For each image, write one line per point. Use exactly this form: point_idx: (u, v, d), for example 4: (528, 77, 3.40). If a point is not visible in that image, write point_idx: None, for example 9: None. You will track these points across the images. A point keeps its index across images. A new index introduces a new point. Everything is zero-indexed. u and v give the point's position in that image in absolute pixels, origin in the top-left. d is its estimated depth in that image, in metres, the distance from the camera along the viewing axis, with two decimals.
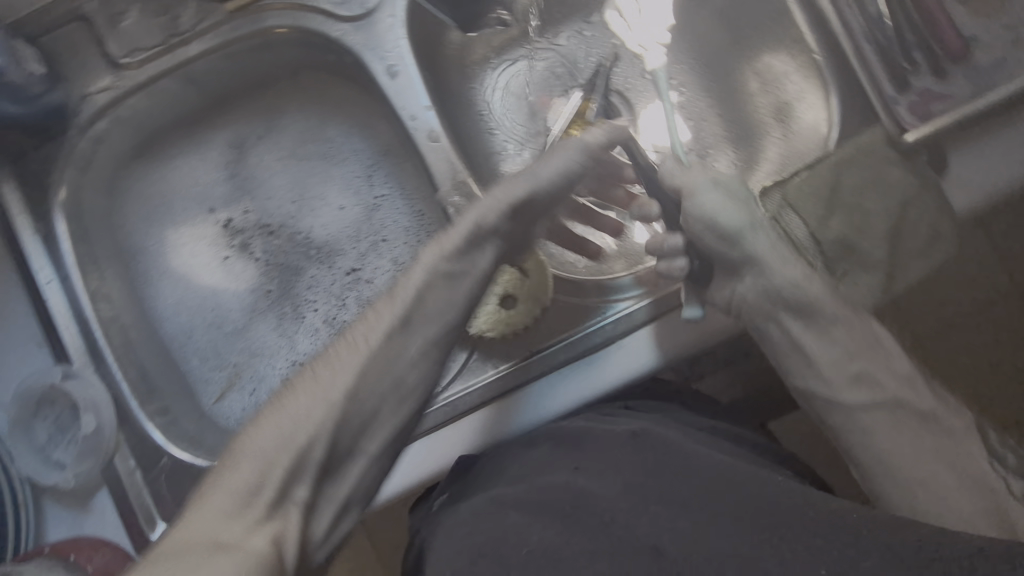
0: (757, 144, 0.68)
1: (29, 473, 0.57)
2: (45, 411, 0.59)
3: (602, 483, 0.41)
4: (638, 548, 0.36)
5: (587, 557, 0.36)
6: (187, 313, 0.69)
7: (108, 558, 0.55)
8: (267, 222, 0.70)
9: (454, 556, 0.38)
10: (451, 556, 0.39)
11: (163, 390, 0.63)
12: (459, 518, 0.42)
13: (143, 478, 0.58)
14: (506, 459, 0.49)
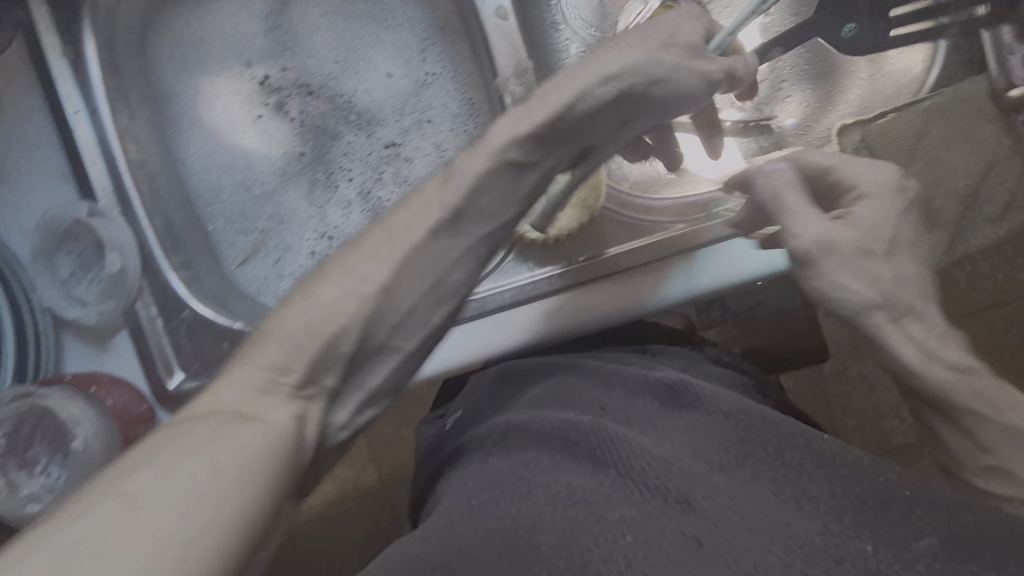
0: (840, 83, 0.61)
1: (50, 305, 0.57)
2: (69, 246, 0.58)
3: (628, 428, 0.40)
4: (667, 495, 0.33)
5: (616, 498, 0.34)
6: (215, 168, 0.66)
7: (124, 399, 0.54)
8: (306, 82, 0.67)
9: (485, 491, 0.37)
10: (478, 493, 0.37)
11: (187, 243, 0.62)
12: (478, 463, 0.42)
13: (164, 328, 0.57)
14: (525, 400, 0.48)
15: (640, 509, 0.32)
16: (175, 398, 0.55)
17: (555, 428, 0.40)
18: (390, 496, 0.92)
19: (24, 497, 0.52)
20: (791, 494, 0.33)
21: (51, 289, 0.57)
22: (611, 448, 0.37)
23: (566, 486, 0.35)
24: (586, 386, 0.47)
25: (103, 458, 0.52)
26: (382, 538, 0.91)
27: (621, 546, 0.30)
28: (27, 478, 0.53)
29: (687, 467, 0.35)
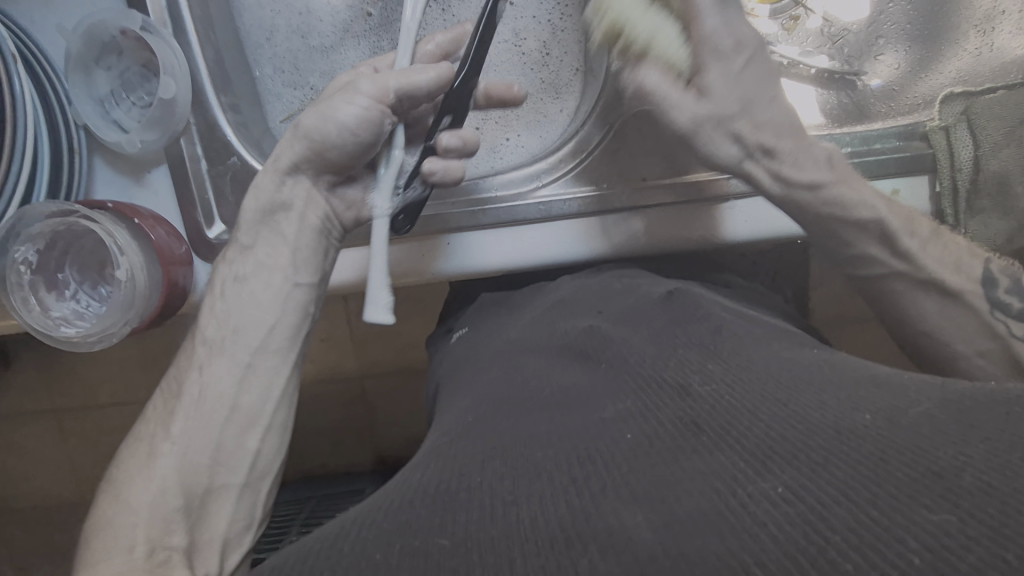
0: (943, 50, 0.62)
1: (85, 123, 0.50)
2: (109, 61, 0.52)
3: (620, 328, 0.42)
4: (664, 387, 0.33)
5: (612, 392, 0.34)
6: (269, 5, 0.60)
7: (167, 236, 0.50)
8: None
9: (494, 398, 0.38)
10: (481, 403, 0.38)
11: (235, 83, 0.56)
12: (481, 373, 0.43)
13: (207, 171, 0.53)
14: (536, 310, 0.50)
15: (632, 401, 0.33)
16: (216, 248, 0.52)
17: (561, 346, 0.42)
18: (367, 387, 0.93)
19: (55, 318, 0.49)
20: (785, 380, 0.32)
21: (87, 102, 0.51)
22: (603, 348, 0.40)
23: (563, 385, 0.37)
24: (592, 298, 0.48)
25: (146, 295, 0.48)
26: (352, 415, 0.95)
27: (620, 425, 0.30)
28: (56, 301, 0.50)
29: (680, 359, 0.36)
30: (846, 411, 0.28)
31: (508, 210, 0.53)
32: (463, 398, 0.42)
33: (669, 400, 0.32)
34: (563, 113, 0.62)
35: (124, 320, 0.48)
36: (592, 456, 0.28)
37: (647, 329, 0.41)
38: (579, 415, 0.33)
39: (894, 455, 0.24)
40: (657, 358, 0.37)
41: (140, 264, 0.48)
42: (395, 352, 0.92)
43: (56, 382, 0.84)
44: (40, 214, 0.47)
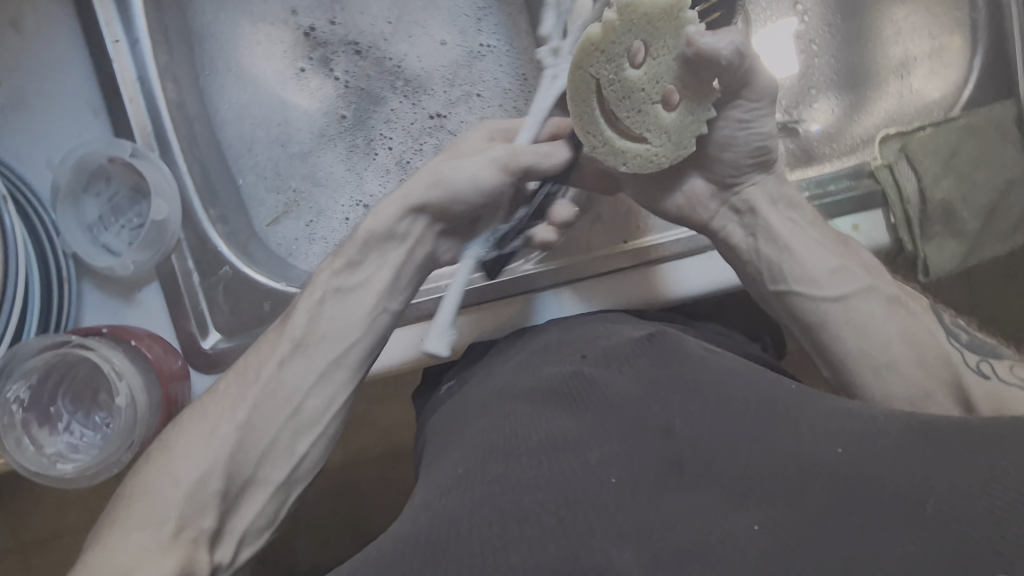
0: (869, 96, 0.67)
1: (76, 251, 0.53)
2: (97, 188, 0.55)
3: (607, 370, 0.40)
4: (646, 425, 0.35)
5: (597, 434, 0.36)
6: (250, 119, 0.64)
7: (164, 353, 0.51)
8: (354, 40, 0.65)
9: (478, 455, 0.37)
10: (467, 459, 0.37)
11: (223, 197, 0.59)
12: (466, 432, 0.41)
13: (199, 284, 0.54)
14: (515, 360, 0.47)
15: (618, 444, 0.35)
16: (210, 357, 0.53)
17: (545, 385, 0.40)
18: (356, 476, 0.91)
19: (51, 455, 0.49)
20: (752, 411, 0.35)
21: (77, 233, 0.54)
22: (590, 395, 0.38)
23: (550, 433, 0.36)
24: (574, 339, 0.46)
25: (144, 418, 0.49)
26: (343, 510, 0.92)
27: (607, 474, 0.33)
28: (50, 436, 0.50)
29: (662, 401, 0.36)
30: (814, 445, 0.32)
31: (491, 287, 0.55)
32: (455, 445, 0.40)
33: (652, 441, 0.35)
34: None
35: (124, 447, 0.48)
36: (590, 521, 0.32)
37: (627, 363, 0.40)
38: (568, 460, 0.35)
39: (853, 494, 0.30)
40: (641, 400, 0.37)
41: (138, 387, 0.49)
42: (378, 436, 0.91)
43: (42, 517, 0.80)
44: (35, 349, 0.48)
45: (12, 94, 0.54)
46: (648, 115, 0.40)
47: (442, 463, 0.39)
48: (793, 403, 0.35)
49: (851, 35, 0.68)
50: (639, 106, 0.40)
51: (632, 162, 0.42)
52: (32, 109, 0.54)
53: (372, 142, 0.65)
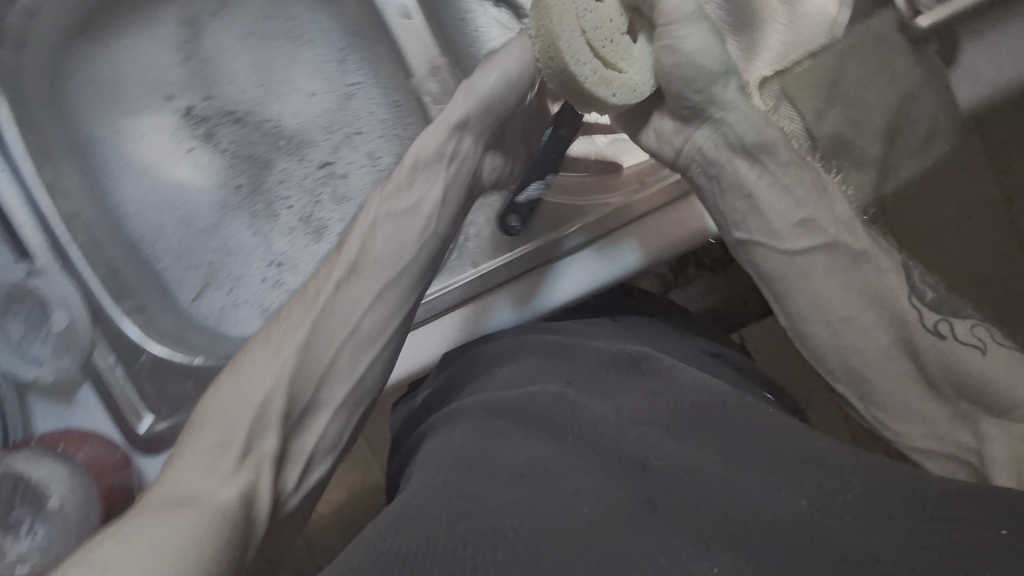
0: (762, 32, 0.64)
1: (7, 369, 0.57)
2: (16, 309, 0.57)
3: (591, 398, 0.43)
4: (623, 460, 0.36)
5: (576, 467, 0.36)
6: (152, 210, 0.66)
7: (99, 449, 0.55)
8: (230, 110, 0.67)
9: (448, 470, 0.39)
10: (435, 477, 0.39)
11: (136, 289, 0.63)
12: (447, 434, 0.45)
13: (125, 374, 0.58)
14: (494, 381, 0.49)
15: (596, 473, 0.35)
16: (149, 441, 0.57)
17: (539, 412, 0.42)
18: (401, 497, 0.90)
19: (14, 561, 0.52)
20: (734, 458, 0.35)
21: (6, 354, 0.57)
22: (572, 417, 0.41)
23: (533, 457, 0.38)
24: (564, 364, 0.48)
25: (83, 513, 0.52)
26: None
27: (585, 500, 0.33)
28: (15, 541, 0.53)
29: (639, 432, 0.38)
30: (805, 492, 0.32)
31: None
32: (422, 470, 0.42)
33: (629, 478, 0.35)
34: None
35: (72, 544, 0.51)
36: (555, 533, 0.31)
37: (615, 405, 0.42)
38: (549, 486, 0.35)
39: (796, 516, 0.30)
40: (616, 429, 0.38)
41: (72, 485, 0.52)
42: None
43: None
44: None
45: None
46: (621, 44, 0.46)
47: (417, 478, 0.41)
48: (782, 466, 0.34)
49: None
50: (609, 35, 0.45)
51: (620, 93, 0.45)
52: None
53: (272, 202, 0.67)
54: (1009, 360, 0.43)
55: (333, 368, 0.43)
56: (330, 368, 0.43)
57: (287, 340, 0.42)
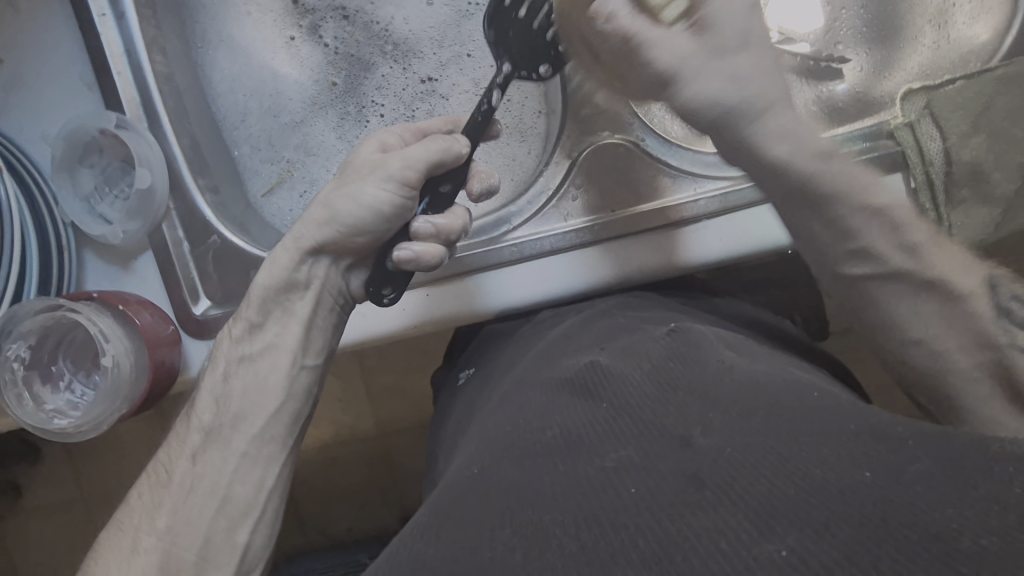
0: (902, 50, 0.64)
1: (73, 220, 0.54)
2: (93, 160, 0.56)
3: (623, 361, 0.40)
4: (663, 432, 0.33)
5: (610, 434, 0.34)
6: (242, 91, 0.64)
7: (152, 319, 0.52)
8: (341, 5, 0.64)
9: (486, 452, 0.37)
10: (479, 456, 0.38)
11: (213, 167, 0.60)
12: (492, 406, 0.47)
13: (189, 252, 0.56)
14: (539, 347, 0.49)
15: (634, 445, 0.33)
16: (201, 323, 0.55)
17: (564, 385, 0.40)
18: (389, 445, 0.98)
19: (50, 412, 0.51)
20: (789, 433, 0.31)
21: (74, 203, 0.55)
22: (602, 384, 0.38)
23: (563, 426, 0.36)
24: (597, 332, 0.46)
25: (131, 379, 0.50)
26: (375, 477, 0.99)
27: (622, 481, 0.31)
28: (52, 394, 0.52)
29: (679, 404, 0.34)
30: (871, 479, 0.28)
31: (481, 258, 0.53)
32: (473, 441, 0.42)
33: (669, 450, 0.32)
34: (530, 155, 0.65)
35: (116, 405, 0.50)
36: (601, 516, 0.29)
37: (651, 364, 0.39)
38: (582, 465, 0.33)
39: (836, 492, 0.27)
40: (655, 403, 0.35)
41: (125, 349, 0.50)
42: (412, 406, 0.97)
43: (103, 475, 0.98)
44: (31, 311, 0.49)
45: (11, 77, 0.54)
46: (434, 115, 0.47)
47: (467, 452, 0.42)
48: (827, 423, 0.32)
49: None
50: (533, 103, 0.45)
51: None
52: (28, 85, 0.54)
53: (364, 109, 0.64)
54: None
55: (245, 410, 0.48)
56: (238, 414, 0.47)
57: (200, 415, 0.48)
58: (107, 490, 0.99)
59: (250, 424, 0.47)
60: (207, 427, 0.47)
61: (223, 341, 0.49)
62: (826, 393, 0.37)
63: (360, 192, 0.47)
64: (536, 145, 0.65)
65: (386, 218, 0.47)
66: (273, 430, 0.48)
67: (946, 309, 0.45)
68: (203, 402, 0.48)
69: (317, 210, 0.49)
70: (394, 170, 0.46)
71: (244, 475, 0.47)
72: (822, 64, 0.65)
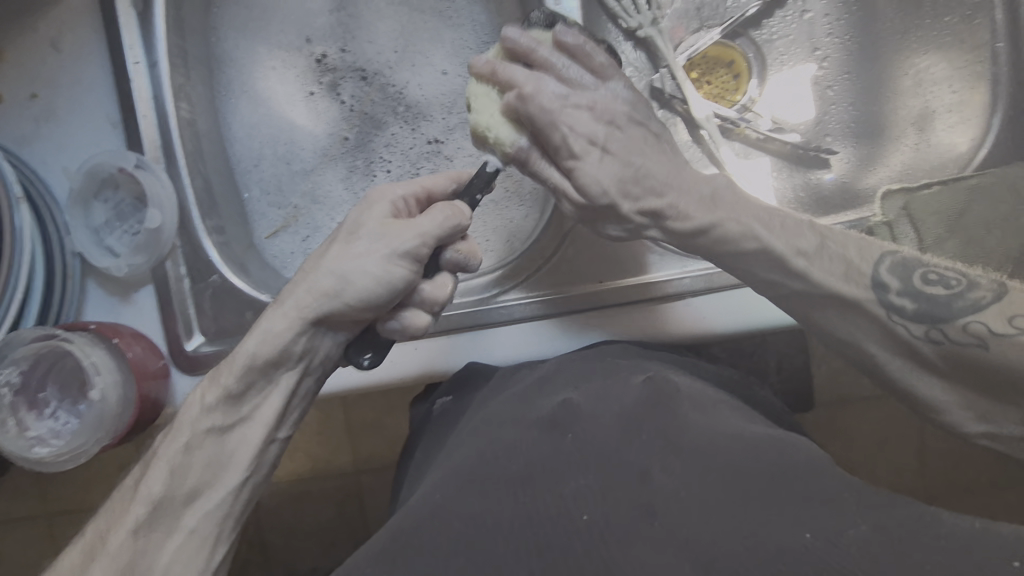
0: (885, 149, 0.68)
1: (81, 250, 0.56)
2: (106, 195, 0.58)
3: (594, 403, 0.45)
4: (623, 474, 0.40)
5: (574, 469, 0.41)
6: (259, 138, 0.67)
7: (143, 353, 0.53)
8: (361, 67, 0.68)
9: (462, 477, 0.42)
10: (449, 484, 0.42)
11: (223, 208, 0.62)
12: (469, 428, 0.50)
13: (190, 288, 0.58)
14: (519, 384, 0.52)
15: (593, 481, 0.40)
16: (192, 358, 0.56)
17: (536, 421, 0.45)
18: (361, 483, 0.97)
19: (31, 439, 0.51)
20: (734, 488, 0.38)
21: (83, 233, 0.57)
22: (573, 424, 0.43)
23: (532, 461, 0.42)
24: (571, 375, 0.51)
25: (116, 411, 0.51)
26: (346, 515, 0.98)
27: (581, 510, 0.38)
28: (35, 420, 0.52)
29: (637, 451, 0.41)
30: (787, 531, 0.35)
31: (474, 315, 0.59)
32: (444, 466, 0.46)
33: (627, 489, 0.39)
34: (526, 219, 0.67)
35: (95, 438, 0.50)
36: (558, 543, 0.38)
37: (620, 408, 0.44)
38: (547, 496, 0.40)
39: (753, 534, 0.35)
40: (614, 450, 0.41)
41: (114, 382, 0.51)
42: (390, 445, 0.97)
43: (71, 491, 0.97)
44: (27, 338, 0.50)
45: (44, 111, 0.58)
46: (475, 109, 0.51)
47: (435, 475, 0.46)
48: (772, 484, 0.37)
49: (869, 81, 0.70)
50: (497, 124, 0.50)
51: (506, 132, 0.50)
52: (59, 120, 0.58)
53: (371, 164, 0.68)
54: None
55: (218, 485, 0.47)
56: (194, 490, 0.47)
57: (163, 462, 0.46)
58: (74, 507, 0.98)
59: (226, 466, 0.48)
60: (167, 477, 0.45)
61: (191, 407, 0.48)
62: (783, 443, 0.42)
63: (370, 264, 0.46)
64: (533, 209, 0.67)
65: (396, 293, 0.47)
66: (224, 508, 0.48)
67: (913, 312, 0.47)
68: (189, 476, 0.46)
69: (325, 279, 0.46)
70: (408, 246, 0.46)
71: (187, 556, 0.46)
72: (811, 153, 0.69)
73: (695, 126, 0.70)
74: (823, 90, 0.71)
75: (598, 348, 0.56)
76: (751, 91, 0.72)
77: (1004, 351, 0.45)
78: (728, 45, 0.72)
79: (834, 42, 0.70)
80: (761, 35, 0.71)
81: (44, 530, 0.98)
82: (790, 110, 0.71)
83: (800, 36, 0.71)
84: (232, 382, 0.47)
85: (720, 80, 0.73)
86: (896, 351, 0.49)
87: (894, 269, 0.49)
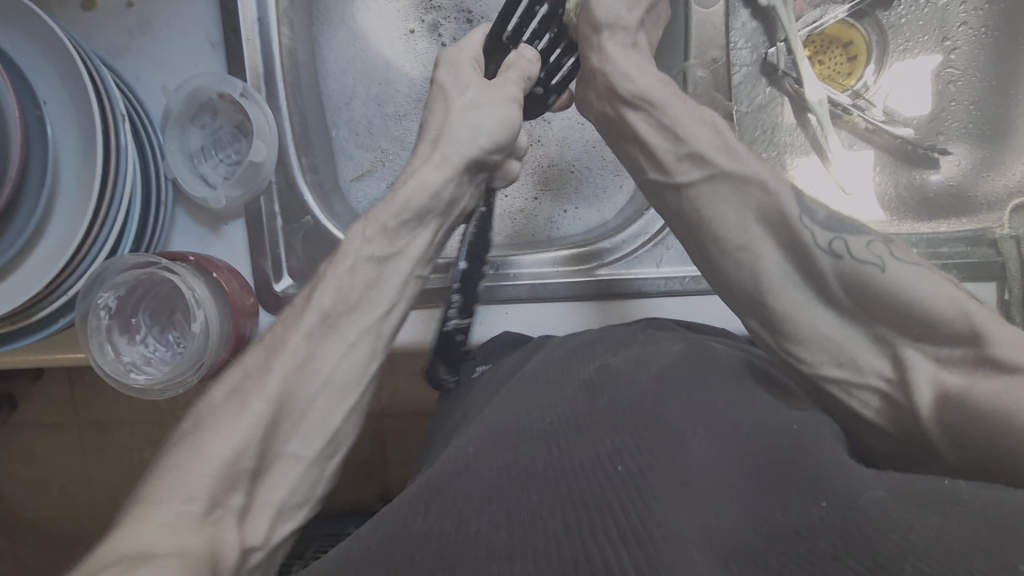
0: (1005, 155, 0.65)
1: (175, 175, 0.54)
2: (204, 120, 0.56)
3: (633, 367, 0.41)
4: (659, 430, 0.34)
5: (608, 424, 0.35)
6: (354, 75, 0.64)
7: (239, 288, 0.53)
8: (467, 9, 0.64)
9: (484, 438, 0.36)
10: (480, 439, 0.36)
11: (316, 146, 0.61)
12: (498, 399, 0.44)
13: (282, 227, 0.56)
14: (552, 352, 0.48)
15: (629, 435, 0.34)
16: (279, 299, 0.55)
17: (570, 387, 0.40)
18: (383, 426, 0.97)
19: (125, 363, 0.51)
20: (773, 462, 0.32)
21: (178, 158, 0.55)
22: (611, 385, 0.38)
23: (563, 415, 0.36)
24: (606, 348, 0.46)
25: (215, 346, 0.50)
26: (365, 455, 0.98)
27: (615, 467, 0.31)
28: (127, 345, 0.52)
29: (679, 410, 0.35)
30: (802, 506, 0.29)
31: (566, 286, 0.56)
32: (473, 428, 0.40)
33: (662, 445, 0.33)
34: (622, 190, 0.66)
35: (190, 369, 0.50)
36: (589, 499, 0.30)
37: (658, 371, 0.40)
38: (576, 449, 0.33)
39: (765, 521, 0.28)
40: (657, 404, 0.36)
41: (213, 317, 0.50)
42: (414, 393, 0.95)
43: (100, 403, 0.97)
44: (125, 264, 0.49)
45: (139, 22, 0.54)
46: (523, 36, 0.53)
47: (458, 440, 0.39)
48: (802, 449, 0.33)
49: (999, 82, 0.66)
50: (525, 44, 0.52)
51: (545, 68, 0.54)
52: (155, 33, 0.55)
53: None
54: (914, 274, 0.36)
55: None
56: None
57: (256, 398, 0.39)
58: (101, 419, 0.98)
59: None
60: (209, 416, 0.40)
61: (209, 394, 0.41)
62: (817, 423, 0.37)
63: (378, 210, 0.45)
64: (630, 182, 0.66)
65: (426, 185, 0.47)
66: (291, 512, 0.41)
67: (823, 220, 0.40)
68: None
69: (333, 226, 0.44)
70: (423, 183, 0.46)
71: None
72: (921, 151, 0.66)
73: (804, 109, 0.67)
74: (947, 84, 0.67)
75: (644, 320, 0.52)
76: (866, 77, 0.68)
77: (896, 273, 0.36)
78: (852, 24, 0.67)
79: (967, 34, 0.66)
80: (889, 18, 0.67)
81: (73, 438, 0.99)
82: (909, 100, 0.67)
83: (933, 23, 0.67)
84: (327, 303, 0.42)
85: (833, 61, 0.68)
86: (794, 269, 0.40)
87: (817, 200, 0.41)
